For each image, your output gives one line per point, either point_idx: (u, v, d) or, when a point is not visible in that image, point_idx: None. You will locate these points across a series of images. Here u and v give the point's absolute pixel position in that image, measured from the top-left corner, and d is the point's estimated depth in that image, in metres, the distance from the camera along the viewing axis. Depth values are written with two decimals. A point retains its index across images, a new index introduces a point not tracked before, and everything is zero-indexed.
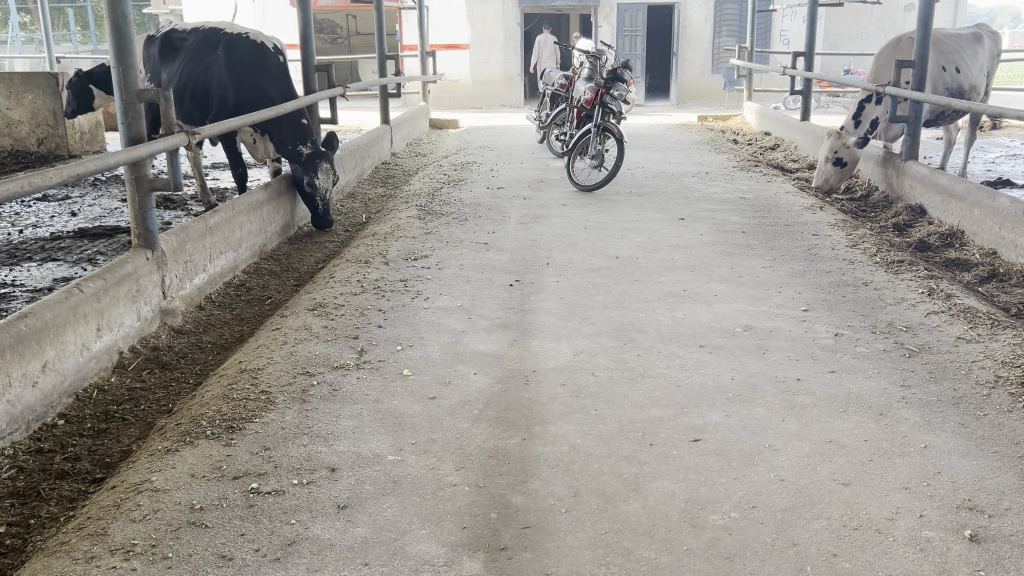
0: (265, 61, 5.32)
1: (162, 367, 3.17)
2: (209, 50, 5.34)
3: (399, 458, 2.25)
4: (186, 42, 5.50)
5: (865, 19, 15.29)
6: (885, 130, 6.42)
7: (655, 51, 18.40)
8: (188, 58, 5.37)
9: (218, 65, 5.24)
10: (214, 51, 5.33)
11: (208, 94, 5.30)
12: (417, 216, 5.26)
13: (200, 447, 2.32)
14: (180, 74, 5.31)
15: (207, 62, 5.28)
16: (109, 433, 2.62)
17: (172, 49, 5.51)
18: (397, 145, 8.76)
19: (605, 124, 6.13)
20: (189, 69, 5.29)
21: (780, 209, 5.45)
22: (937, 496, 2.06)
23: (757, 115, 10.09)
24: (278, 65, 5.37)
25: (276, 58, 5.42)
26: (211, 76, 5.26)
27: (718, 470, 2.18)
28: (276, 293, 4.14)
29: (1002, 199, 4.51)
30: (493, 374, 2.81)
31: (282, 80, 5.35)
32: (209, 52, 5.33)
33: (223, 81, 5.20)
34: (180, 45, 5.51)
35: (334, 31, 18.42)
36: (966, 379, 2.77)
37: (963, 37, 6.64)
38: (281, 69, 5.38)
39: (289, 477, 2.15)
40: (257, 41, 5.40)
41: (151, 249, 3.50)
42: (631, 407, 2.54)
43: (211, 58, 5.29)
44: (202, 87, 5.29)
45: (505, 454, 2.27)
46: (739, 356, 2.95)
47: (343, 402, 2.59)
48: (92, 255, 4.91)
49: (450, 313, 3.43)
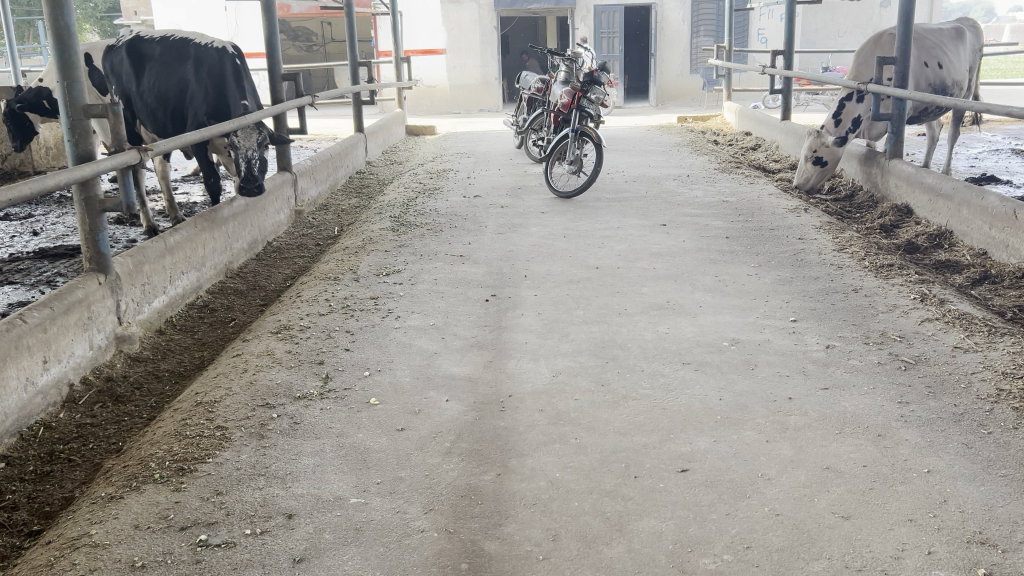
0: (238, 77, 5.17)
1: (116, 400, 2.97)
2: (182, 64, 5.08)
3: (362, 501, 2.07)
4: (151, 52, 5.17)
5: (843, 16, 15.23)
6: (868, 128, 6.29)
7: (633, 52, 18.31)
8: (161, 70, 5.07)
9: (193, 82, 5.03)
10: (187, 66, 5.08)
11: (181, 111, 5.08)
12: (390, 228, 5.07)
13: (147, 493, 2.13)
14: (152, 89, 5.07)
15: (180, 77, 5.05)
16: (52, 476, 2.42)
17: (139, 58, 5.16)
18: (373, 152, 8.57)
19: (581, 129, 5.92)
20: (161, 85, 5.05)
21: (763, 212, 5.31)
22: (945, 529, 1.90)
23: (737, 115, 9.96)
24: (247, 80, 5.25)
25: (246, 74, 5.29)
26: (185, 92, 5.04)
27: (708, 504, 2.02)
28: (241, 314, 3.95)
29: (992, 197, 4.38)
30: (466, 401, 2.63)
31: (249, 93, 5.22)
32: (181, 65, 5.08)
33: (198, 99, 5.02)
34: (147, 54, 5.18)
35: (309, 39, 18.18)
36: (967, 394, 2.61)
37: (944, 32, 6.53)
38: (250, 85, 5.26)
39: (241, 526, 1.98)
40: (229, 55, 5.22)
41: (104, 273, 3.30)
42: (613, 434, 2.38)
43: (184, 73, 5.05)
44: (176, 104, 5.05)
45: (478, 493, 2.09)
46: (726, 374, 2.79)
47: (304, 437, 2.41)
48: (51, 277, 4.69)
49: (422, 333, 3.24)
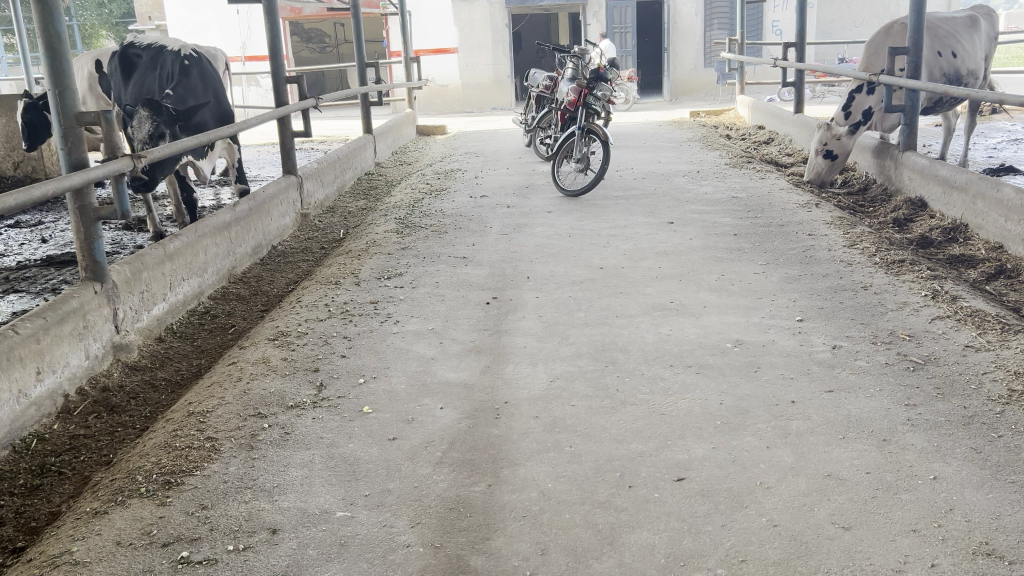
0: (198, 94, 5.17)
1: (111, 410, 2.94)
2: (155, 72, 5.13)
3: (349, 514, 2.03)
4: (138, 60, 5.26)
5: (859, 7, 15.06)
6: (881, 120, 6.18)
7: (647, 47, 18.20)
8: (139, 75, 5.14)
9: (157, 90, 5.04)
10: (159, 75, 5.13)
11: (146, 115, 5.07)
12: (394, 230, 5.03)
13: (132, 508, 2.09)
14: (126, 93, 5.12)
15: (148, 84, 5.08)
16: (41, 490, 2.39)
17: (124, 63, 5.25)
18: (382, 153, 8.53)
19: (588, 126, 5.84)
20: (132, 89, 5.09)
21: (774, 208, 5.22)
22: (949, 540, 1.83)
23: (749, 109, 9.85)
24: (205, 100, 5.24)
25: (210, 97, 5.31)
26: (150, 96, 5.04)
27: (703, 515, 1.95)
28: (242, 320, 3.91)
29: (1008, 189, 4.28)
30: (460, 408, 2.57)
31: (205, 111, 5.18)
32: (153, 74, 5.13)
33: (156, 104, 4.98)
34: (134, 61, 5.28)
35: (322, 40, 18.20)
36: (977, 395, 2.53)
37: (957, 20, 6.40)
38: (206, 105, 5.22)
39: (224, 542, 1.93)
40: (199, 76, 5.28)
41: (100, 281, 3.27)
42: (609, 442, 2.32)
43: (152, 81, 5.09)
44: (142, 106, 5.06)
45: (467, 505, 2.04)
46: (728, 377, 2.72)
47: (294, 448, 2.37)
48: (56, 285, 4.69)
49: (420, 338, 3.20)
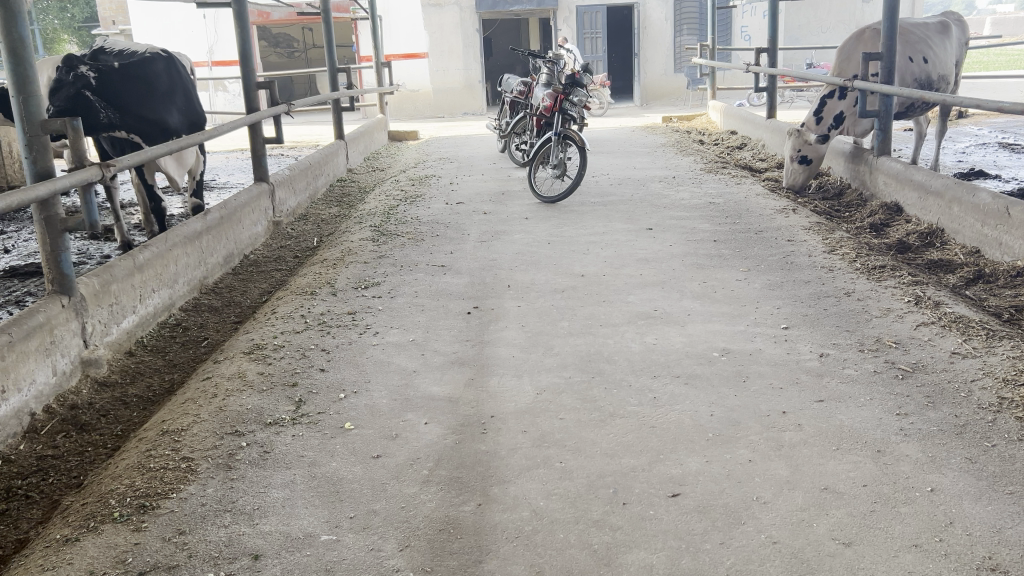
0: (152, 84, 5.00)
1: (80, 429, 2.83)
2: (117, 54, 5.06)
3: (334, 538, 1.95)
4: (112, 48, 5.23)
5: (825, 12, 15.21)
6: (853, 125, 6.25)
7: (617, 53, 18.26)
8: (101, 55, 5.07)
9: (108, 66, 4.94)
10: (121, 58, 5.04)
11: None
12: (370, 238, 4.94)
13: (105, 534, 2.00)
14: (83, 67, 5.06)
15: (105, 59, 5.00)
16: (6, 515, 2.29)
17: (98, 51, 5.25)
18: (354, 160, 8.42)
19: (564, 133, 5.80)
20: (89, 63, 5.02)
21: (752, 213, 5.20)
22: (952, 555, 1.79)
23: (721, 114, 9.86)
24: (163, 94, 5.05)
25: (173, 95, 5.14)
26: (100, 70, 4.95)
27: (701, 533, 1.90)
28: (214, 333, 3.81)
29: (984, 193, 4.29)
30: (446, 424, 2.50)
31: (158, 100, 5.00)
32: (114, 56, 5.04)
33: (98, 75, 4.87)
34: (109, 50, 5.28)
35: (290, 45, 18.05)
36: (967, 403, 2.50)
37: (929, 27, 6.45)
38: (163, 96, 5.03)
39: (204, 570, 1.85)
40: (164, 68, 5.15)
41: (68, 294, 3.15)
42: (600, 457, 2.26)
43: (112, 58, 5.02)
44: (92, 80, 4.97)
45: (456, 527, 1.97)
46: (718, 388, 2.67)
47: (274, 467, 2.28)
48: (20, 297, 4.54)
49: (401, 350, 3.12)
